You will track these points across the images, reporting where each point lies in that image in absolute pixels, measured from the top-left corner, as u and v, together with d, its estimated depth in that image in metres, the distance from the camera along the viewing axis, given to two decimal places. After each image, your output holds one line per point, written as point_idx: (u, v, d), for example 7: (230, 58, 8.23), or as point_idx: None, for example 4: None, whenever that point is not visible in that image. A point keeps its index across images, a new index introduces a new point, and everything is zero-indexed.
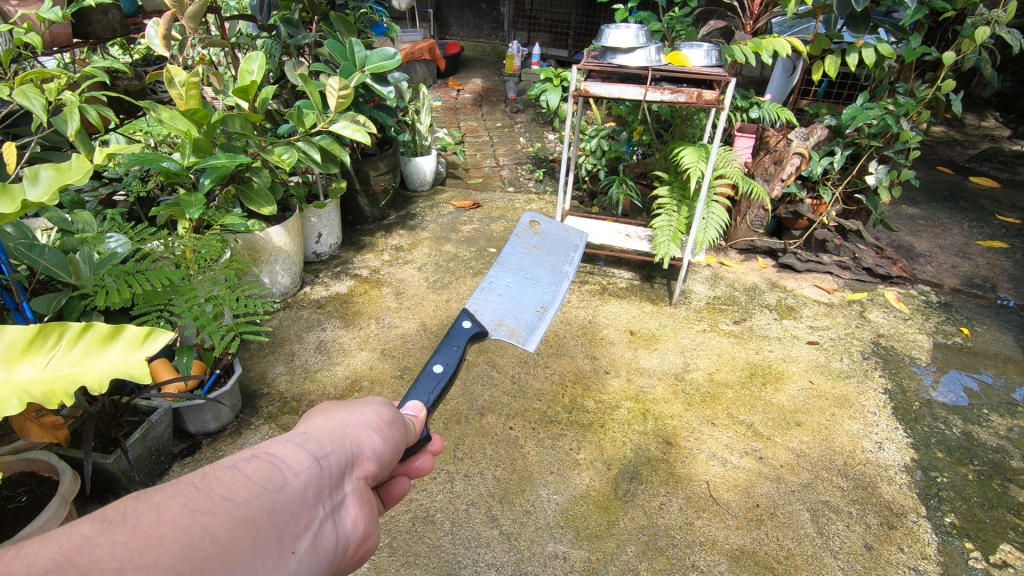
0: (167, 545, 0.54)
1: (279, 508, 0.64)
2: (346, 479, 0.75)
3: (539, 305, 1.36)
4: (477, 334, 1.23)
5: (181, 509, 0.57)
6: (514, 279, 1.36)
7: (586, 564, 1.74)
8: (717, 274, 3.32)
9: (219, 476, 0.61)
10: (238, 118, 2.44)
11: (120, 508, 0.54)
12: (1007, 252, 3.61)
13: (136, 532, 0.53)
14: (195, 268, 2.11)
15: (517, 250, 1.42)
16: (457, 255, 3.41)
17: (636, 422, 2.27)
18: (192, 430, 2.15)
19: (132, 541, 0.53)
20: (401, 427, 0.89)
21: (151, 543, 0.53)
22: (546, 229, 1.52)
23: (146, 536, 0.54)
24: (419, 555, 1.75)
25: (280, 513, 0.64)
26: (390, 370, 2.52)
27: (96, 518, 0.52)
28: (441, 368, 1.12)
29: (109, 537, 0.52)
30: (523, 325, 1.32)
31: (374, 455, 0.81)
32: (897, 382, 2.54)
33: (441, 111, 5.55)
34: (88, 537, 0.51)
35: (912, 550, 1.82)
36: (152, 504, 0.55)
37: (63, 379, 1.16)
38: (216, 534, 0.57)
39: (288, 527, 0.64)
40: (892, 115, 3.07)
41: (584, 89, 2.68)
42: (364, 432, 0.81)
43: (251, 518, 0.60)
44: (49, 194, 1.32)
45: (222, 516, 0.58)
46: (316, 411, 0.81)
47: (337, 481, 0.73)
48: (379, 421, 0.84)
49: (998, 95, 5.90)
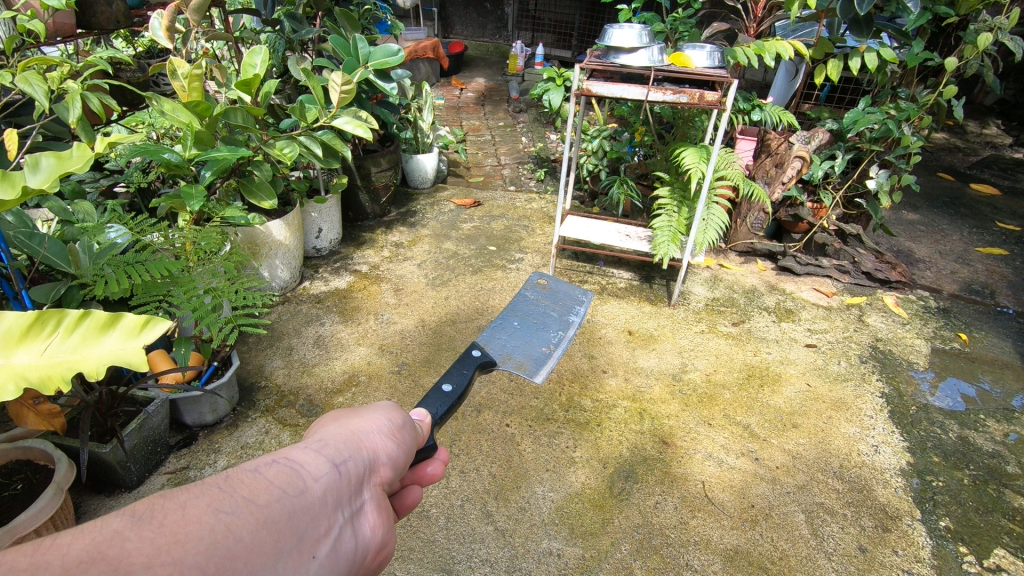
0: (194, 542, 0.53)
1: (300, 511, 0.63)
2: (364, 484, 0.74)
3: (547, 343, 1.36)
4: (485, 362, 1.22)
5: (207, 508, 0.56)
6: (521, 322, 1.40)
7: (579, 561, 1.74)
8: (716, 275, 3.33)
9: (241, 478, 0.61)
10: (240, 111, 2.41)
11: (148, 505, 0.53)
12: (1006, 258, 3.62)
13: (164, 529, 0.53)
14: (195, 260, 2.14)
15: (525, 301, 1.48)
16: (456, 252, 3.41)
17: (632, 421, 2.27)
18: (189, 422, 2.15)
19: (160, 537, 0.52)
20: (412, 430, 0.88)
21: (179, 540, 0.53)
22: (554, 286, 1.56)
23: (173, 533, 0.53)
24: (413, 549, 1.75)
25: (301, 516, 0.63)
26: (388, 365, 2.51)
27: (126, 513, 0.52)
28: (450, 388, 1.11)
29: (138, 532, 0.52)
30: (532, 359, 1.31)
31: (389, 461, 0.80)
32: (894, 386, 2.54)
33: (443, 110, 5.56)
34: (118, 531, 0.51)
35: (907, 553, 1.82)
36: (179, 502, 0.55)
37: (61, 365, 1.17)
38: (239, 535, 0.57)
39: (308, 531, 0.63)
40: (894, 120, 3.07)
41: (586, 88, 2.67)
42: (377, 438, 0.80)
43: (272, 520, 0.60)
44: (50, 181, 1.31)
45: (246, 517, 0.58)
46: (329, 421, 0.81)
47: (356, 487, 0.72)
48: (392, 426, 0.84)
49: (999, 102, 5.91)
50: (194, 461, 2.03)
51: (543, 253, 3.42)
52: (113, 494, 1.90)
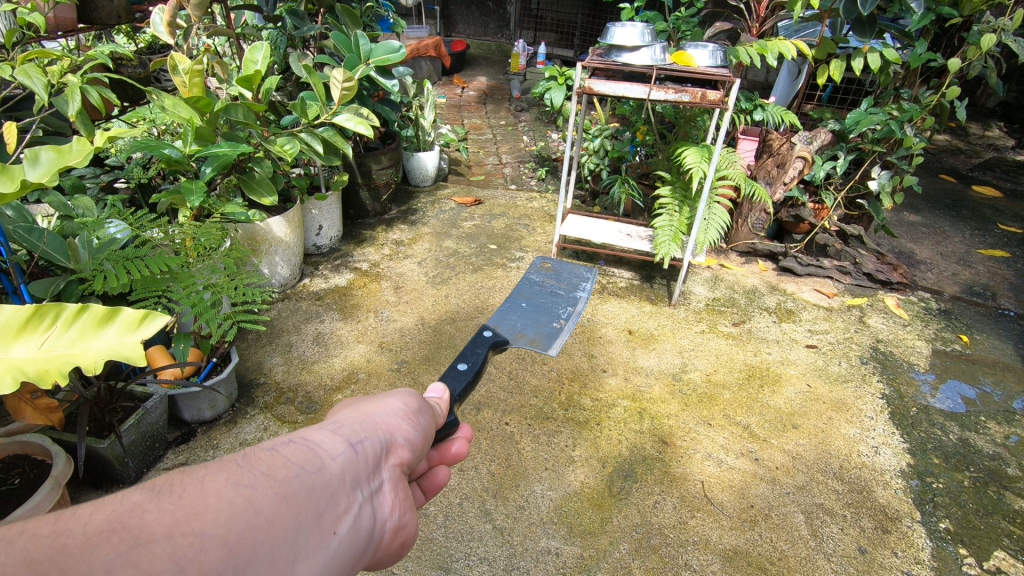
0: (213, 514, 0.53)
1: (318, 488, 0.63)
2: (382, 464, 0.74)
3: (556, 319, 1.36)
4: (497, 341, 1.21)
5: (226, 482, 0.56)
6: (530, 303, 1.40)
7: (577, 560, 1.74)
8: (717, 275, 3.32)
9: (259, 455, 0.61)
10: (241, 108, 2.42)
11: (167, 480, 0.54)
12: (1008, 260, 3.61)
13: (183, 501, 0.53)
14: (194, 256, 2.14)
15: (532, 283, 1.48)
16: (457, 251, 3.40)
17: (631, 421, 2.26)
18: (187, 417, 2.15)
19: (179, 509, 0.52)
20: (430, 414, 0.88)
21: (197, 512, 0.53)
22: (557, 266, 1.56)
23: (192, 505, 0.53)
24: (412, 547, 1.75)
25: (320, 493, 0.63)
26: (387, 363, 2.51)
27: (145, 487, 0.53)
28: (466, 367, 1.10)
29: (158, 504, 0.52)
30: (543, 335, 1.30)
31: (408, 442, 0.80)
32: (895, 388, 2.54)
33: (445, 108, 5.56)
34: (138, 504, 0.52)
35: (906, 555, 1.81)
36: (197, 477, 0.56)
37: (58, 359, 1.17)
38: (259, 507, 0.56)
39: (328, 508, 0.63)
40: (896, 121, 3.07)
41: (588, 87, 2.66)
42: (394, 420, 0.80)
43: (292, 494, 0.60)
44: (49, 175, 1.31)
45: (265, 490, 0.58)
46: (345, 406, 0.80)
47: (374, 466, 0.72)
48: (408, 409, 0.83)
49: (1002, 105, 5.89)
50: (192, 457, 2.03)
51: (543, 252, 3.42)
52: (111, 490, 1.90)
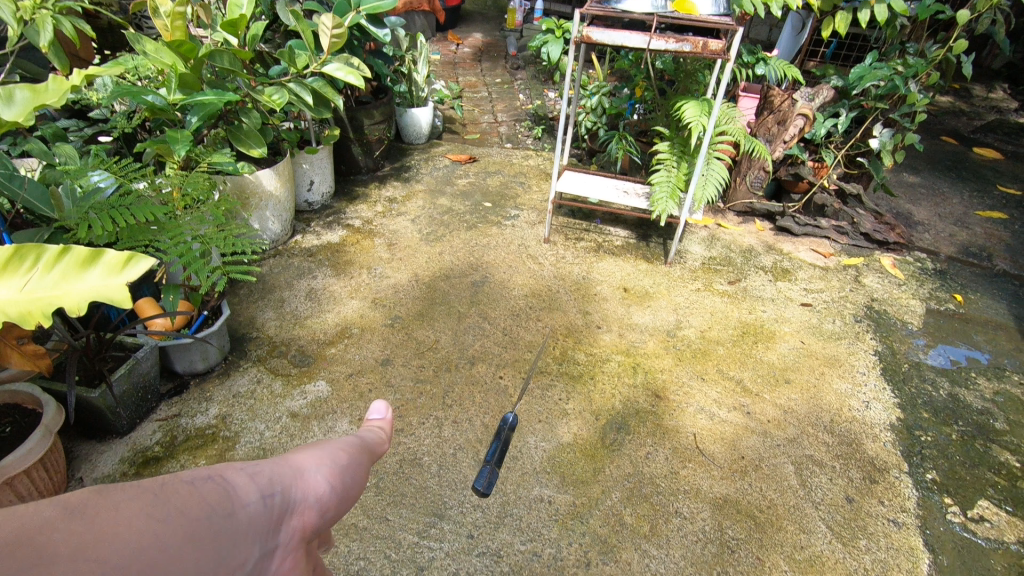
0: (115, 546, 0.44)
1: (225, 535, 0.52)
2: (299, 521, 0.60)
3: None
4: None
5: (138, 510, 0.48)
6: None
7: (570, 508, 1.76)
8: (714, 234, 3.30)
9: (176, 485, 0.52)
10: (227, 54, 2.32)
11: (80, 500, 0.46)
12: (1006, 222, 3.59)
13: (93, 526, 0.45)
14: (182, 207, 2.09)
15: None
16: (451, 208, 3.36)
17: (625, 375, 2.27)
18: (180, 370, 2.14)
19: (87, 533, 0.44)
20: (371, 465, 0.73)
21: (106, 538, 0.45)
22: None
23: (102, 530, 0.45)
24: (406, 495, 1.77)
25: (223, 544, 0.51)
26: (381, 318, 2.49)
27: (60, 503, 0.45)
28: None
29: (69, 525, 0.44)
30: None
31: (338, 499, 0.65)
32: (887, 345, 2.54)
33: (440, 65, 5.41)
34: (48, 521, 0.44)
35: (893, 504, 1.85)
36: (113, 500, 0.47)
37: (41, 301, 1.14)
38: (161, 545, 0.47)
39: (226, 567, 0.51)
40: (901, 76, 3.01)
41: (586, 36, 2.57)
42: (327, 468, 0.66)
43: (197, 538, 0.49)
44: (24, 114, 1.26)
45: (173, 528, 0.48)
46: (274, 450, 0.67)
47: (290, 523, 0.58)
48: (348, 458, 0.69)
49: (1007, 66, 5.78)
50: (186, 409, 2.04)
51: (539, 210, 3.38)
52: (104, 440, 1.91)
